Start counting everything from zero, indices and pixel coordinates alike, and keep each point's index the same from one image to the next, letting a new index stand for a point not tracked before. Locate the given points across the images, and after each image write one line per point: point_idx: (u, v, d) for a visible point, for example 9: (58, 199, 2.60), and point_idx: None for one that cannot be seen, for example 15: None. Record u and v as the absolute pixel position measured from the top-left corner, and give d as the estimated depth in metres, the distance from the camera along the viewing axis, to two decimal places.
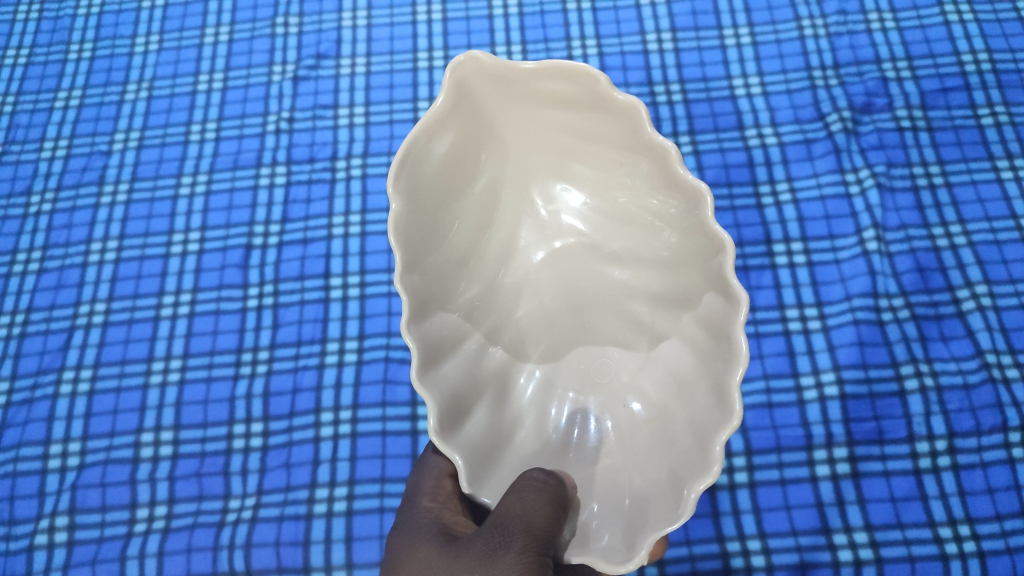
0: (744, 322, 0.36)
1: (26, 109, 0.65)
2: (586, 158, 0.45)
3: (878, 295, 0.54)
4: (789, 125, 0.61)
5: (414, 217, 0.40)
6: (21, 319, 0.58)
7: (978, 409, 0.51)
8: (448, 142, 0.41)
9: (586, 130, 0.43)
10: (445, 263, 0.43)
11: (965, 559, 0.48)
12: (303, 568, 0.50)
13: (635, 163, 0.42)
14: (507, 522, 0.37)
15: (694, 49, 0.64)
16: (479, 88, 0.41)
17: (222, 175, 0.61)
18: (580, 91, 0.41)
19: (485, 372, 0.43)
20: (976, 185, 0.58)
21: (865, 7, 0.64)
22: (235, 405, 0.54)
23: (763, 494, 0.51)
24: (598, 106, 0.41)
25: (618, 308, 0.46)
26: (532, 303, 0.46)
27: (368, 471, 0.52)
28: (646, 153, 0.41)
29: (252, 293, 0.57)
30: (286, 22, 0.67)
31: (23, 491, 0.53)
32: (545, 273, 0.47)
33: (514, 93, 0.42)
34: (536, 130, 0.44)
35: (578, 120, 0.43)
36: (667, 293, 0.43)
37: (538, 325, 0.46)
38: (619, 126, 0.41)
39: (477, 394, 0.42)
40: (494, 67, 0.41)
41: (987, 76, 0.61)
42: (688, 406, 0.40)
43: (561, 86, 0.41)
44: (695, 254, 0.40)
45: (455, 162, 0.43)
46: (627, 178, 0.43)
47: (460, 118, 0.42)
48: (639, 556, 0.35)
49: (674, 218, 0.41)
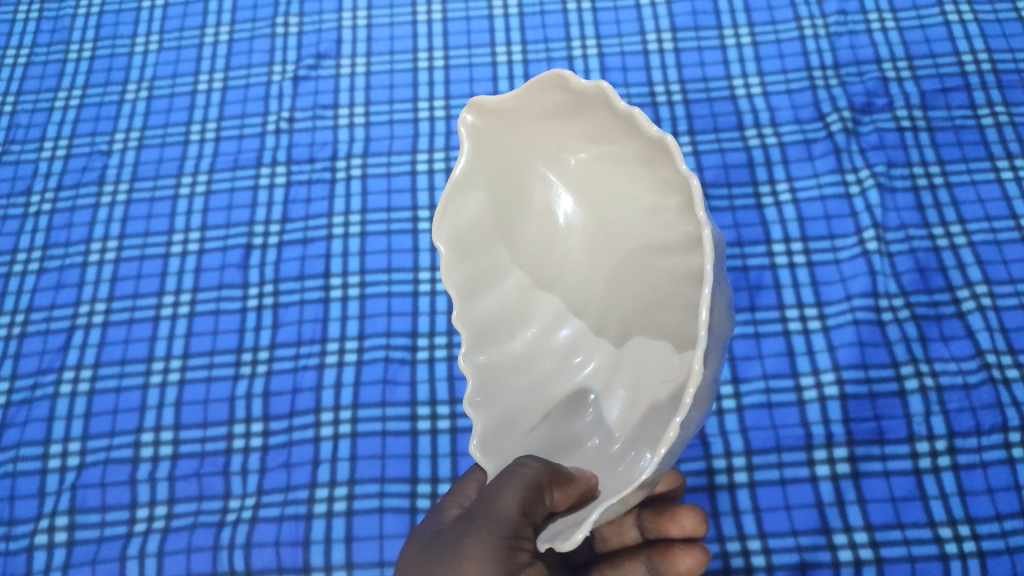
0: (710, 272, 0.29)
1: (26, 109, 0.65)
2: (597, 136, 0.37)
3: (878, 295, 0.54)
4: (789, 125, 0.61)
5: (456, 262, 0.41)
6: (21, 319, 0.58)
7: (977, 409, 0.51)
8: (485, 189, 0.41)
9: (589, 117, 0.37)
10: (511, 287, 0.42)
11: (965, 559, 0.48)
12: (303, 568, 0.50)
13: (644, 148, 0.34)
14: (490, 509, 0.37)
15: (694, 49, 0.64)
16: (497, 128, 0.40)
17: (222, 175, 0.61)
18: (568, 96, 0.36)
19: (558, 389, 0.40)
20: (976, 185, 0.58)
21: (865, 7, 0.64)
22: (235, 405, 0.54)
23: (762, 494, 0.51)
24: (588, 104, 0.36)
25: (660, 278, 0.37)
26: (601, 297, 0.40)
27: (368, 471, 0.52)
28: (637, 136, 0.34)
29: (252, 293, 0.57)
30: (286, 22, 0.67)
31: (23, 491, 0.53)
32: (614, 267, 0.40)
33: (528, 117, 0.39)
34: (573, 144, 0.39)
35: (588, 123, 0.37)
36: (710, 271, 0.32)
37: (604, 318, 0.40)
38: (602, 112, 0.36)
39: (546, 413, 0.40)
40: (496, 104, 0.39)
41: (987, 76, 0.61)
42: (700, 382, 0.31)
43: (557, 97, 0.37)
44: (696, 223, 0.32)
45: (506, 197, 0.41)
46: (645, 172, 0.35)
47: (490, 158, 0.40)
48: (586, 527, 0.30)
49: (666, 180, 0.34)
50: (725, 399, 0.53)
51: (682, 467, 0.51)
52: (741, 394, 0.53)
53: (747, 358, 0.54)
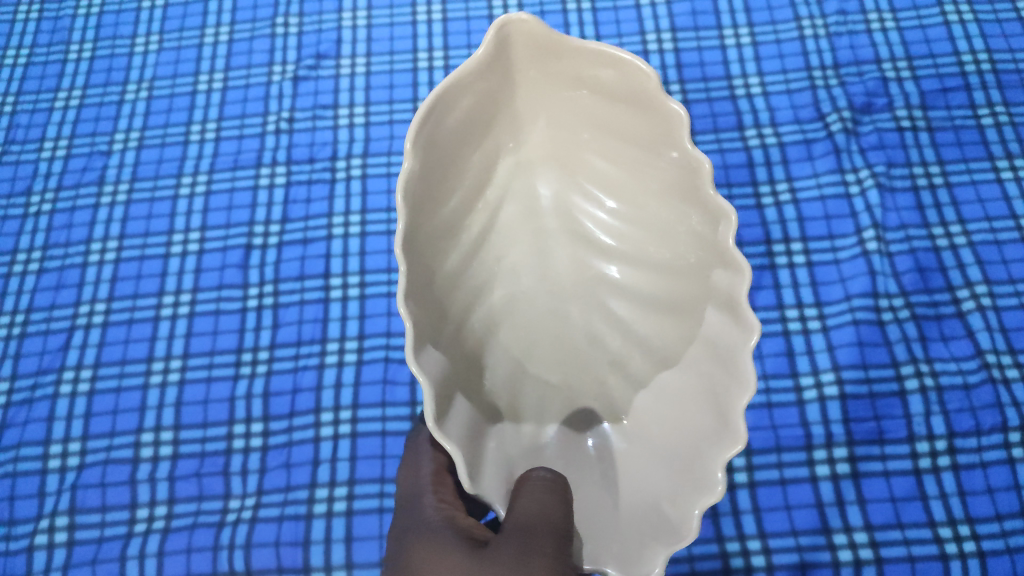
0: (752, 348, 0.34)
1: (26, 109, 0.65)
2: (606, 151, 0.40)
3: (878, 295, 0.54)
4: (789, 125, 0.61)
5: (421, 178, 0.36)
6: (21, 319, 0.58)
7: (977, 409, 0.51)
8: (469, 101, 0.37)
9: (631, 129, 0.38)
10: (435, 220, 0.38)
11: (965, 559, 0.48)
12: (303, 568, 0.50)
13: (655, 169, 0.39)
14: (531, 526, 0.36)
15: (694, 49, 0.64)
16: (519, 56, 0.37)
17: (222, 175, 0.61)
18: (623, 84, 0.37)
19: (461, 359, 0.41)
20: (976, 185, 0.58)
21: (866, 7, 0.64)
22: (235, 405, 0.54)
23: (763, 494, 0.51)
24: (636, 104, 0.37)
25: (597, 302, 0.43)
26: (503, 286, 0.43)
27: (368, 471, 0.52)
28: (672, 164, 0.37)
29: (252, 293, 0.57)
30: (286, 22, 0.67)
31: (23, 492, 0.53)
32: (524, 263, 0.43)
33: (554, 69, 0.37)
34: (562, 120, 0.40)
35: (612, 115, 0.39)
36: (659, 299, 0.41)
37: (512, 314, 0.43)
38: (656, 129, 0.37)
39: (456, 381, 0.39)
40: (542, 36, 0.36)
41: (987, 76, 0.61)
42: (681, 412, 0.39)
43: (608, 73, 0.37)
44: (701, 273, 0.38)
45: (474, 125, 0.38)
46: (641, 184, 0.40)
47: (490, 80, 0.37)
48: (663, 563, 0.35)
49: (693, 231, 0.38)
50: None
51: None
52: None
53: None
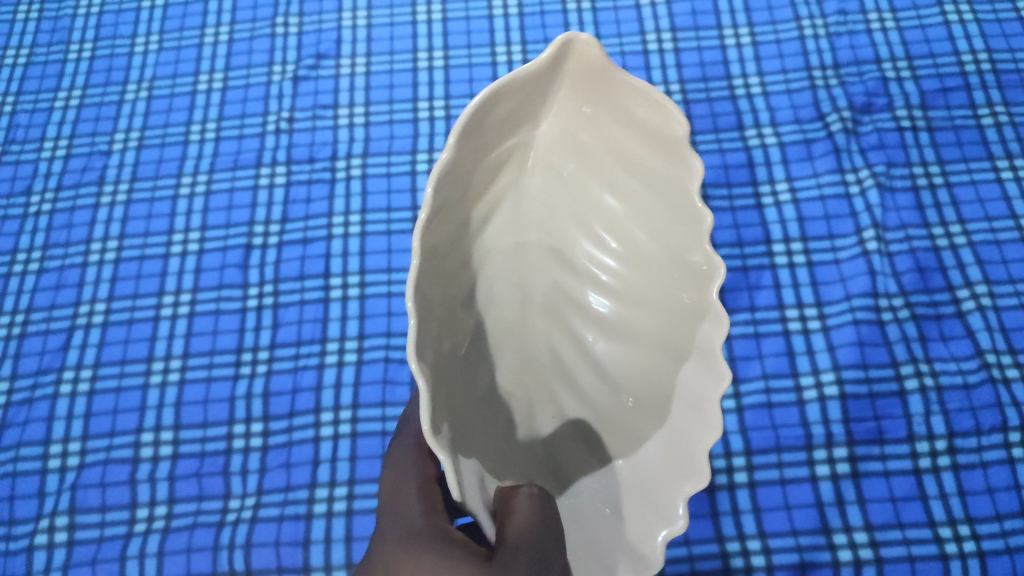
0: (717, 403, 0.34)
1: (26, 109, 0.65)
2: (620, 197, 0.36)
3: (878, 295, 0.54)
4: (789, 125, 0.61)
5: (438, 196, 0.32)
6: (21, 319, 0.58)
7: (978, 409, 0.51)
8: (501, 113, 0.33)
9: (648, 171, 0.35)
10: (443, 220, 0.34)
11: (965, 559, 0.48)
12: (303, 568, 0.50)
13: (653, 215, 0.36)
14: (539, 536, 0.35)
15: (694, 49, 0.64)
16: (565, 77, 0.33)
17: (222, 175, 0.61)
18: (658, 127, 0.33)
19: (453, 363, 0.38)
20: (976, 185, 0.58)
21: (865, 7, 0.64)
22: (235, 405, 0.54)
23: (762, 494, 0.51)
24: (661, 149, 0.33)
25: (569, 332, 0.41)
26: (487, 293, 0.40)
27: (368, 470, 0.52)
28: (679, 215, 0.34)
29: (252, 293, 0.57)
30: (286, 22, 0.67)
31: (23, 491, 0.53)
32: (503, 274, 0.40)
33: (587, 96, 0.34)
34: (575, 144, 0.36)
35: (631, 153, 0.35)
36: (625, 330, 0.39)
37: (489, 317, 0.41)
38: (672, 181, 0.34)
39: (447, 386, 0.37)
40: (594, 63, 0.32)
41: (988, 76, 0.61)
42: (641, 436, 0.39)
43: (645, 113, 0.33)
44: (683, 319, 0.36)
45: (503, 127, 0.35)
46: (628, 218, 0.37)
47: (523, 96, 0.33)
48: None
49: (678, 293, 0.35)
50: (726, 399, 0.53)
51: None
52: (741, 394, 0.53)
53: (747, 358, 0.54)
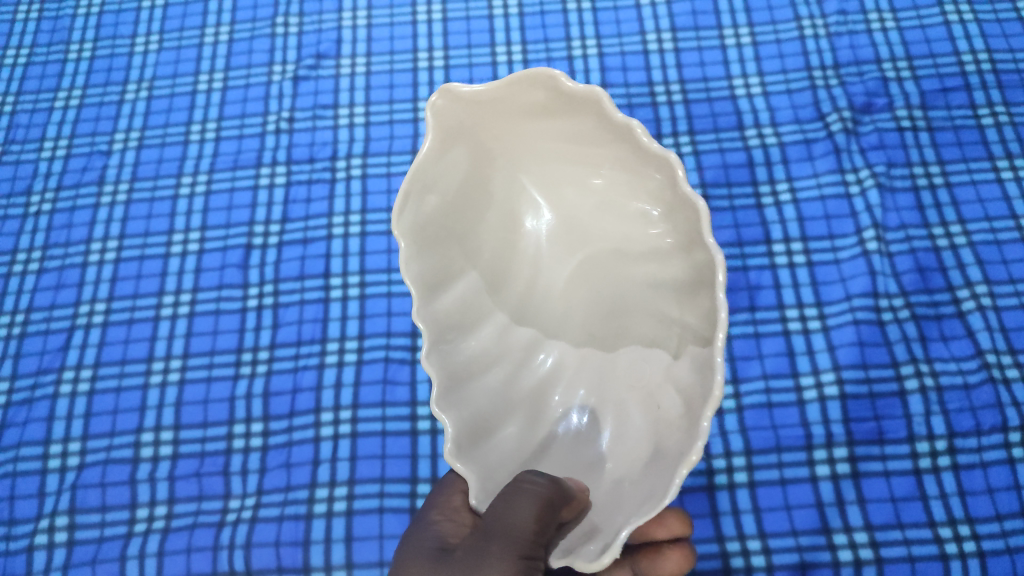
0: (722, 279, 0.35)
1: (26, 109, 0.65)
2: (587, 159, 0.42)
3: (878, 295, 0.54)
4: (789, 125, 0.61)
5: (424, 253, 0.40)
6: (21, 319, 0.58)
7: (977, 409, 0.51)
8: (451, 175, 0.42)
9: (581, 133, 0.41)
10: (447, 263, 0.42)
11: (965, 559, 0.48)
12: (303, 568, 0.50)
13: (618, 151, 0.40)
14: (496, 529, 0.36)
15: (694, 49, 0.64)
16: (466, 121, 0.41)
17: (222, 175, 0.61)
18: (550, 96, 0.40)
19: (517, 393, 0.43)
20: (976, 185, 0.58)
21: (866, 7, 0.64)
22: (235, 405, 0.54)
23: (763, 494, 0.51)
24: (570, 107, 0.40)
25: (651, 307, 0.41)
26: (564, 319, 0.44)
27: (368, 471, 0.52)
28: (622, 140, 0.39)
29: (252, 293, 0.57)
30: (286, 22, 0.67)
31: (23, 491, 0.53)
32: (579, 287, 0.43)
33: (500, 115, 0.41)
34: (538, 148, 0.43)
35: (565, 125, 0.41)
36: (680, 282, 0.39)
37: (572, 340, 0.44)
38: (596, 122, 0.40)
39: (507, 412, 0.42)
40: (468, 96, 0.40)
41: (988, 76, 0.61)
42: (697, 395, 0.36)
43: (540, 94, 0.40)
44: (687, 240, 0.38)
45: (465, 185, 0.43)
46: (619, 172, 0.41)
47: (456, 151, 0.42)
48: (615, 550, 0.34)
49: (666, 198, 0.39)
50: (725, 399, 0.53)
51: None
52: (741, 394, 0.53)
53: (747, 358, 0.54)
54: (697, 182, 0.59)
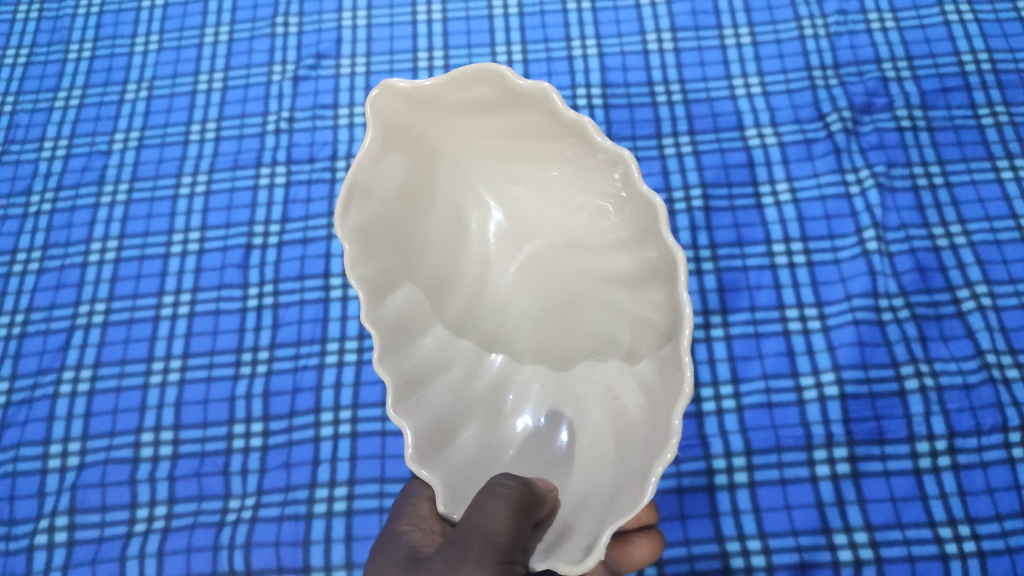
0: (684, 276, 0.36)
1: (26, 109, 0.65)
2: (529, 155, 0.43)
3: (878, 295, 0.54)
4: (789, 125, 0.61)
5: (371, 254, 0.40)
6: (21, 319, 0.58)
7: (977, 409, 0.51)
8: (393, 174, 0.41)
9: (524, 129, 0.42)
10: (395, 262, 0.41)
11: (965, 559, 0.48)
12: (303, 568, 0.50)
13: (562, 147, 0.42)
14: (467, 534, 0.36)
15: (694, 49, 0.64)
16: (407, 117, 0.42)
17: (222, 175, 0.61)
18: (494, 91, 0.40)
19: (475, 391, 0.42)
20: (976, 185, 0.58)
21: (865, 7, 0.64)
22: (235, 405, 0.54)
23: (763, 494, 0.51)
24: (515, 102, 0.41)
25: (598, 299, 0.42)
26: (516, 315, 0.44)
27: (368, 471, 0.52)
28: (571, 136, 0.40)
29: (252, 293, 0.57)
30: (285, 22, 0.67)
31: (23, 492, 0.53)
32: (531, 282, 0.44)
33: (440, 111, 0.42)
34: (480, 143, 0.44)
35: (507, 121, 0.42)
36: (631, 273, 0.40)
37: (523, 337, 0.44)
38: (545, 116, 0.40)
39: (464, 414, 0.41)
40: (409, 91, 0.41)
41: (987, 76, 0.61)
42: (665, 387, 0.37)
43: (484, 90, 0.41)
44: (642, 232, 0.39)
45: (410, 185, 0.42)
46: (570, 167, 0.42)
47: (399, 148, 0.42)
48: (599, 552, 0.34)
49: (621, 195, 0.40)
50: (725, 399, 0.53)
51: (682, 467, 0.51)
52: (741, 394, 0.53)
53: (747, 358, 0.54)
54: (697, 182, 0.59)
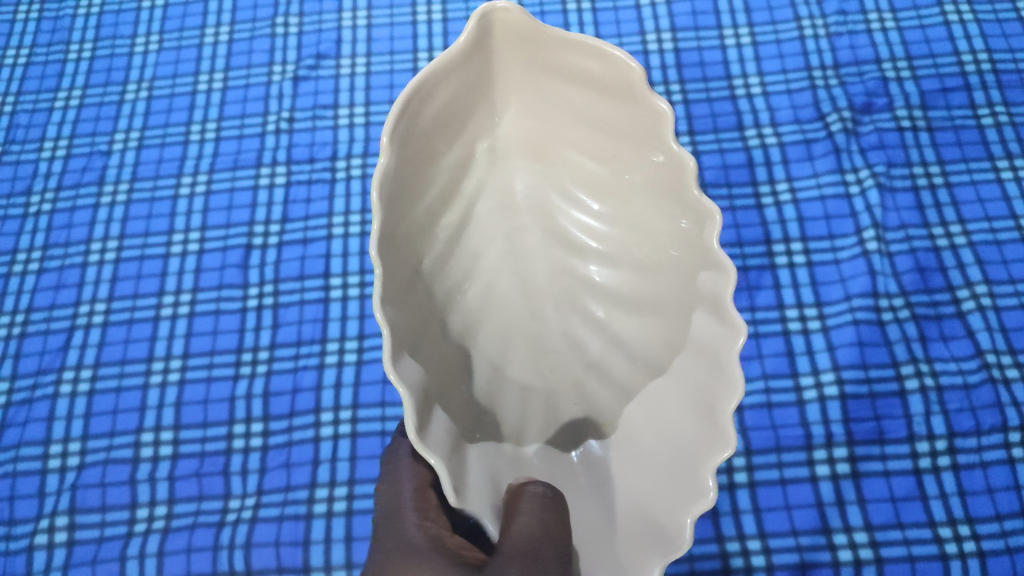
0: (739, 350, 0.35)
1: (26, 109, 0.65)
2: (597, 155, 0.40)
3: (878, 295, 0.54)
4: (789, 125, 0.61)
5: (398, 173, 0.35)
6: (21, 319, 0.58)
7: (978, 409, 0.51)
8: (446, 96, 0.37)
9: (608, 129, 0.39)
10: (407, 194, 0.37)
11: (965, 559, 0.48)
12: (303, 568, 0.50)
13: (636, 166, 0.39)
14: (533, 547, 0.37)
15: (694, 49, 0.64)
16: (501, 47, 0.37)
17: (222, 175, 0.61)
18: (610, 75, 0.37)
19: (441, 364, 0.39)
20: (976, 185, 0.58)
21: (865, 7, 0.64)
22: (235, 405, 0.54)
23: (762, 494, 0.51)
24: (624, 98, 0.37)
25: (574, 300, 0.43)
26: (484, 285, 0.43)
27: (368, 471, 0.52)
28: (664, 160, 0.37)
29: (252, 293, 0.57)
30: (286, 22, 0.67)
31: (23, 491, 0.53)
32: (504, 266, 0.43)
33: (537, 62, 0.38)
34: (546, 114, 0.39)
35: (596, 110, 0.38)
36: (629, 295, 0.41)
37: (488, 312, 0.43)
38: (643, 127, 0.37)
39: (434, 388, 0.38)
40: (524, 25, 0.36)
41: (987, 76, 0.61)
42: (669, 421, 0.39)
43: (592, 65, 0.37)
44: (686, 268, 0.38)
45: (451, 120, 0.38)
46: (633, 185, 0.39)
47: (469, 72, 0.37)
48: None
49: (675, 232, 0.38)
50: None
51: None
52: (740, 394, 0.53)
53: (747, 358, 0.54)
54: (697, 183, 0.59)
